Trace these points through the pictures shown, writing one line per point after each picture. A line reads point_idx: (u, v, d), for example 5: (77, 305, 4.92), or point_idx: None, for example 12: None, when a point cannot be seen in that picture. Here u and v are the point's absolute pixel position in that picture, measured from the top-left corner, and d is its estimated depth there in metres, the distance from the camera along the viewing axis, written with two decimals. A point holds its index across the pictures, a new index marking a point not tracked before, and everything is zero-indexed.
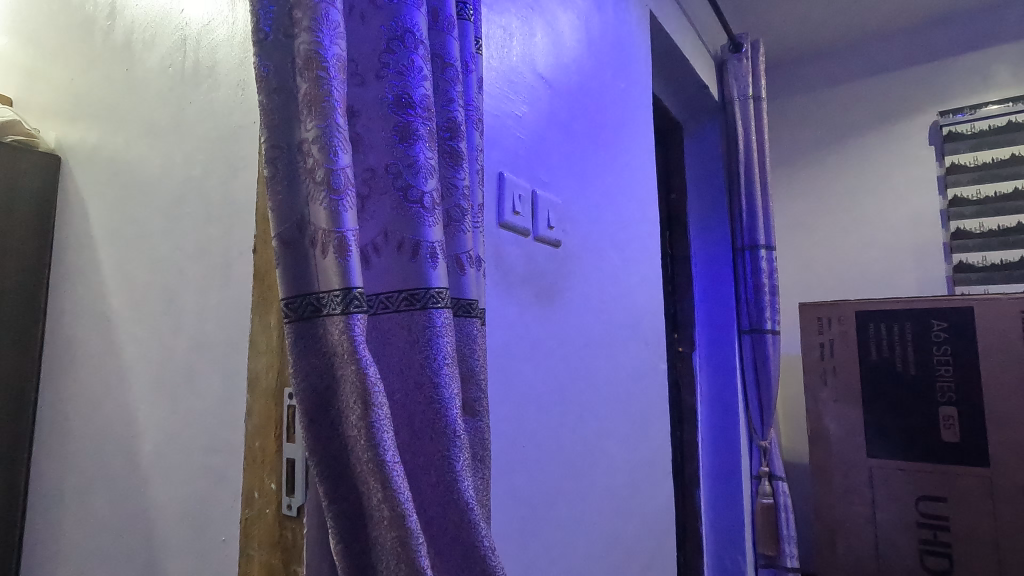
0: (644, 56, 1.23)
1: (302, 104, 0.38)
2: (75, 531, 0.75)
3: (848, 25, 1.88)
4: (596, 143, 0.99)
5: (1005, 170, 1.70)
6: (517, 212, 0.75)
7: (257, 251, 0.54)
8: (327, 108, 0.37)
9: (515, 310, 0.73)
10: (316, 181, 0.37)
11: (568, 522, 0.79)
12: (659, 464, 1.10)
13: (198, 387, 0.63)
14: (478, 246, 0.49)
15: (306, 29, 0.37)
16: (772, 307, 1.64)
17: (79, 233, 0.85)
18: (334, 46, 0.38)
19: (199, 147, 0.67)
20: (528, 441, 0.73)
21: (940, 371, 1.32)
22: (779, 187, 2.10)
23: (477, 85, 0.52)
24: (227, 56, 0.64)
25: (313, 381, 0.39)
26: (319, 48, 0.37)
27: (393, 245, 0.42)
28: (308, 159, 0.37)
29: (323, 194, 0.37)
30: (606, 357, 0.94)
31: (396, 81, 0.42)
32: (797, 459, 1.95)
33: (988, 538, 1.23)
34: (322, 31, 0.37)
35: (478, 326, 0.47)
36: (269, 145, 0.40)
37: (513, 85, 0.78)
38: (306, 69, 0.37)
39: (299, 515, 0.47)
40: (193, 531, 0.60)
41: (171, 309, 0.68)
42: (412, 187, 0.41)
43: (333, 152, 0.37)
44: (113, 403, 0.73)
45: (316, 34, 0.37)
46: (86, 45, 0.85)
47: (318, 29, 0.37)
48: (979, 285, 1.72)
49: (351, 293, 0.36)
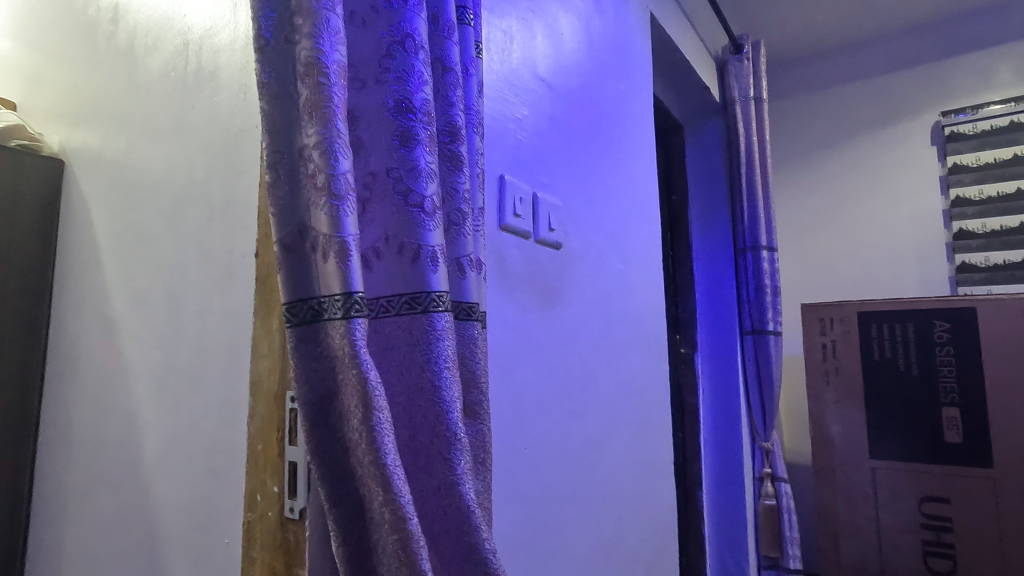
0: (645, 57, 1.24)
1: (302, 110, 0.38)
2: (79, 532, 0.75)
3: (849, 25, 1.87)
4: (597, 145, 1.00)
5: (1007, 170, 1.70)
6: (518, 215, 0.75)
7: (259, 255, 0.54)
8: (328, 114, 0.37)
9: (516, 312, 0.73)
10: (317, 186, 0.37)
11: (570, 524, 0.79)
12: (662, 466, 1.10)
13: (200, 389, 0.63)
14: (478, 249, 0.49)
15: (307, 35, 0.37)
16: (774, 307, 1.64)
17: (82, 236, 0.85)
18: (334, 52, 0.38)
19: (201, 150, 0.67)
20: (529, 443, 0.73)
21: (943, 371, 1.32)
22: (781, 188, 2.10)
23: (478, 89, 0.52)
24: (229, 61, 0.65)
25: (312, 385, 0.39)
26: (320, 54, 0.37)
27: (394, 248, 0.42)
28: (309, 165, 0.38)
29: (323, 199, 0.37)
30: (608, 359, 0.94)
31: (396, 86, 0.42)
32: (800, 460, 1.95)
33: (992, 539, 1.23)
34: (322, 37, 0.37)
35: (478, 329, 0.47)
36: (269, 150, 0.40)
37: (514, 88, 0.78)
38: (306, 75, 0.37)
39: (301, 517, 0.47)
40: (195, 533, 0.61)
41: (174, 311, 0.68)
42: (413, 192, 0.41)
43: (333, 157, 0.37)
44: (115, 406, 0.74)
45: (317, 40, 0.37)
46: (89, 50, 0.85)
47: (319, 35, 0.37)
48: (982, 286, 1.71)
49: (352, 298, 0.36)
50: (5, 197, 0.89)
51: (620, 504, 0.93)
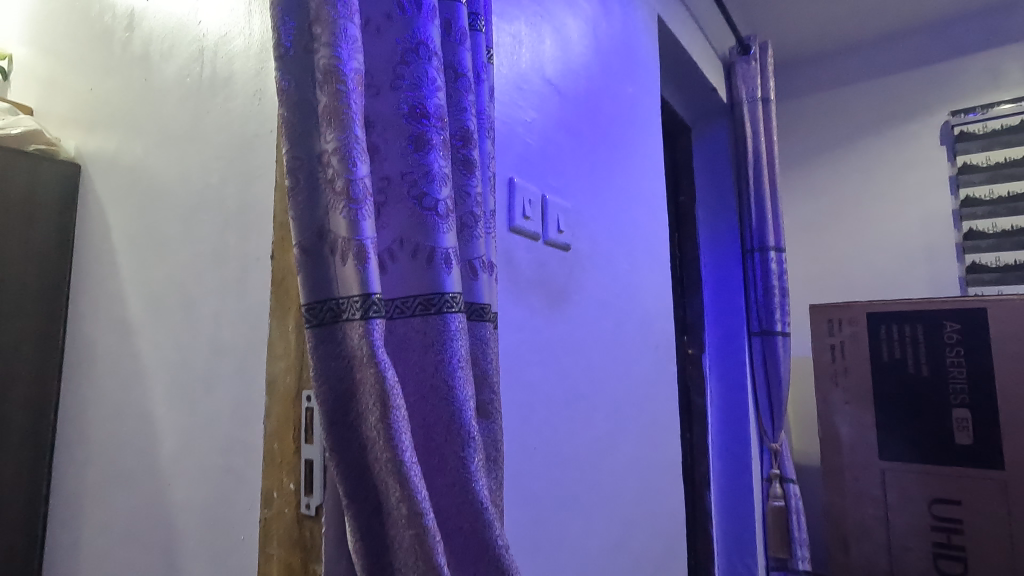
0: (652, 59, 1.24)
1: (321, 116, 0.39)
2: (97, 530, 0.77)
3: (856, 25, 1.87)
4: (605, 147, 1.00)
5: (1017, 170, 1.69)
6: (527, 217, 0.76)
7: (274, 257, 0.56)
8: (346, 120, 0.38)
9: (525, 313, 0.74)
10: (336, 191, 0.38)
11: (580, 523, 0.80)
12: (670, 466, 1.11)
13: (216, 389, 0.64)
14: (490, 251, 0.50)
15: (325, 44, 0.38)
16: (782, 309, 1.65)
17: (99, 239, 0.87)
18: (352, 60, 0.39)
19: (216, 155, 0.68)
20: (539, 443, 0.74)
21: (953, 372, 1.32)
22: (788, 188, 2.09)
23: (489, 93, 0.53)
24: (244, 67, 0.66)
25: (330, 384, 0.40)
26: (338, 62, 0.38)
27: (409, 250, 0.43)
28: (327, 170, 0.39)
29: (342, 202, 0.38)
30: (616, 359, 0.95)
31: (410, 93, 0.43)
32: (809, 461, 1.95)
33: (1002, 541, 1.22)
34: (341, 46, 0.38)
35: (490, 329, 0.48)
36: (289, 155, 0.41)
37: (523, 91, 0.79)
38: (325, 83, 0.38)
39: (317, 514, 0.48)
40: (211, 531, 0.62)
41: (189, 313, 0.70)
42: (427, 195, 0.42)
43: (352, 163, 0.38)
44: (132, 407, 0.75)
45: (335, 49, 0.38)
46: (105, 56, 0.87)
47: (337, 44, 0.38)
48: (992, 286, 1.70)
49: (370, 299, 0.37)
50: (24, 201, 0.91)
51: (628, 503, 0.94)
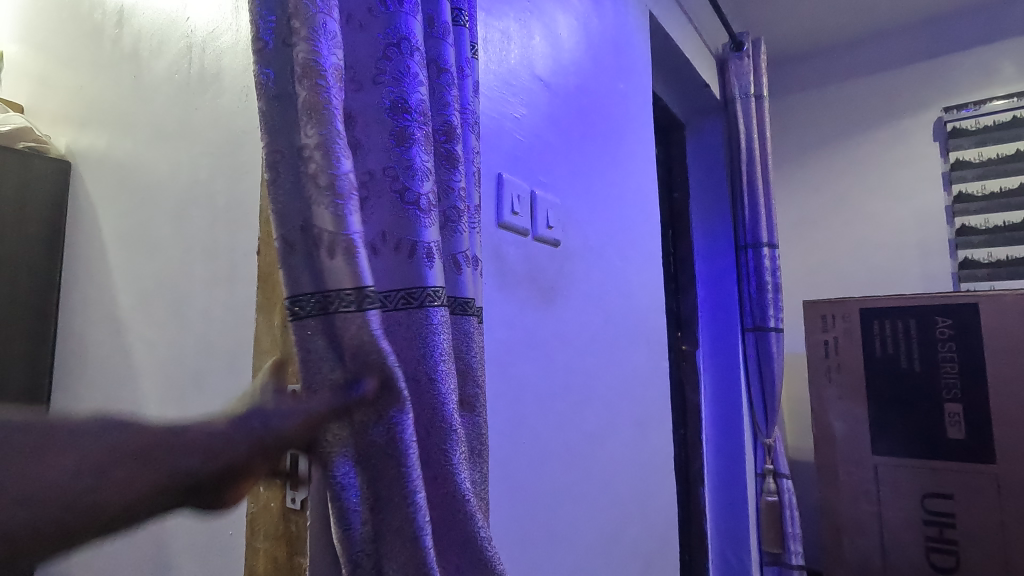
0: (643, 56, 1.25)
1: (300, 111, 0.39)
2: None
3: (850, 22, 1.87)
4: (596, 143, 1.00)
5: (1010, 165, 1.69)
6: (515, 212, 0.76)
7: (260, 253, 0.56)
8: (326, 116, 0.38)
9: (514, 308, 0.74)
10: (319, 186, 0.38)
11: (571, 517, 0.81)
12: (661, 463, 1.11)
13: (205, 385, 0.64)
14: (474, 246, 0.50)
15: (304, 39, 0.39)
16: (775, 305, 1.64)
17: (90, 236, 0.87)
18: (331, 55, 0.39)
19: (205, 151, 0.68)
20: (529, 438, 0.74)
21: (944, 368, 1.32)
22: (782, 185, 2.10)
23: (473, 88, 0.53)
24: (232, 63, 0.66)
25: (320, 379, 0.40)
26: (317, 57, 0.38)
27: (392, 243, 0.43)
28: (309, 165, 0.39)
29: (325, 197, 0.38)
30: (607, 355, 0.95)
31: (390, 87, 0.43)
32: (803, 457, 1.96)
33: (994, 535, 1.23)
34: (320, 41, 0.39)
35: (474, 323, 0.48)
36: (271, 150, 0.41)
37: (511, 87, 0.79)
38: (305, 78, 0.39)
39: (303, 508, 0.49)
40: (201, 525, 0.62)
41: (179, 310, 0.70)
42: (409, 189, 0.42)
43: (335, 158, 0.38)
44: (123, 402, 0.75)
45: (314, 44, 0.39)
46: (94, 53, 0.87)
47: (316, 39, 0.39)
48: (985, 282, 1.71)
49: (364, 292, 0.39)
50: (15, 199, 0.91)
51: (618, 498, 0.94)
